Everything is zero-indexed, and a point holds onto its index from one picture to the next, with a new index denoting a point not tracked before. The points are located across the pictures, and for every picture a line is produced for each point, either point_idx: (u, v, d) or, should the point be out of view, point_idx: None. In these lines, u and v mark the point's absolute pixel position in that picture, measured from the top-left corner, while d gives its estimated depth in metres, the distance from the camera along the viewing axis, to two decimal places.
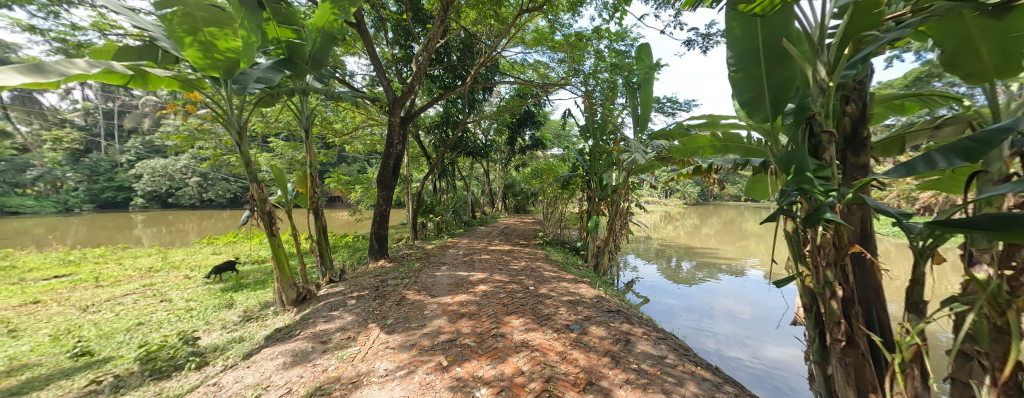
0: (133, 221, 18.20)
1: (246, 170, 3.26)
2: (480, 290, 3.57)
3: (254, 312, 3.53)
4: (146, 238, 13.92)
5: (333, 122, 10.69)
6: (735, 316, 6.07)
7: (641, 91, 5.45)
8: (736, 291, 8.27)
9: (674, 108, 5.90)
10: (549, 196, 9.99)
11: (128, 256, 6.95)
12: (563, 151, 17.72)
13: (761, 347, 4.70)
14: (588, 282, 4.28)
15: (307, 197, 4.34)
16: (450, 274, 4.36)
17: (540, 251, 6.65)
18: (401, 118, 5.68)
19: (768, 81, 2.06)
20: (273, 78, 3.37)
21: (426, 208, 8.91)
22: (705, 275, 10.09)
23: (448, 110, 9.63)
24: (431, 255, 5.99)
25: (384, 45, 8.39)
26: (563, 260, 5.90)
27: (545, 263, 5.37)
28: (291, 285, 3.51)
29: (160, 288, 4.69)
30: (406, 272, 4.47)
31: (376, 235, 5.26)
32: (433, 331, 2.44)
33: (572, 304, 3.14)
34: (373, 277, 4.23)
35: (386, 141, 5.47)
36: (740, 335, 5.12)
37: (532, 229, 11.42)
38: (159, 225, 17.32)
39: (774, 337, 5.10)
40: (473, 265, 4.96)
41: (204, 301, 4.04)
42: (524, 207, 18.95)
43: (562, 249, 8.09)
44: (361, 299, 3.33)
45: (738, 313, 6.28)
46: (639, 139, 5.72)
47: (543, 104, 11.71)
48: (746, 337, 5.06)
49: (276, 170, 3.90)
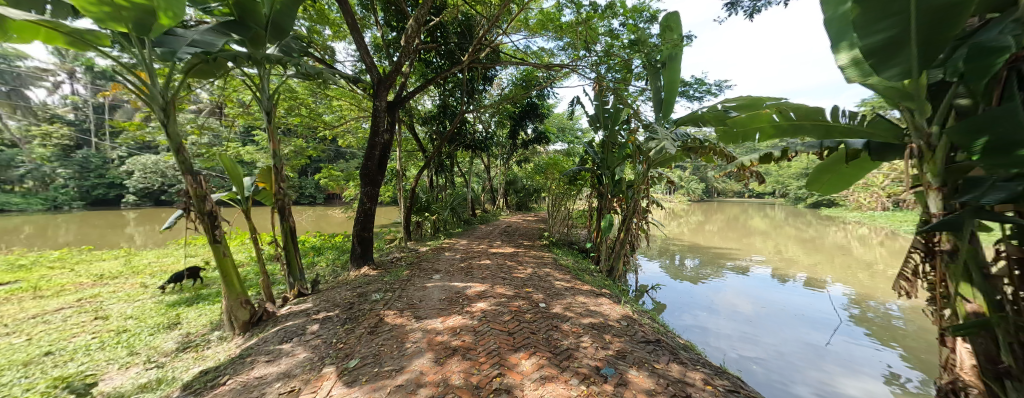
0: (123, 218, 17.56)
1: (176, 160, 2.52)
2: (479, 309, 2.86)
3: (197, 338, 2.83)
4: (132, 237, 13.26)
5: (321, 113, 9.96)
6: (753, 322, 5.55)
7: (665, 71, 4.71)
8: (743, 288, 7.77)
9: (701, 92, 5.11)
10: (555, 193, 9.27)
11: (90, 259, 6.25)
12: (566, 146, 17.00)
13: (791, 361, 4.25)
14: (608, 296, 3.56)
15: (272, 193, 3.61)
16: (443, 286, 3.64)
17: (548, 255, 5.93)
18: (386, 103, 4.92)
19: (919, 13, 1.34)
20: (214, 41, 2.65)
21: (421, 207, 8.17)
22: (710, 273, 9.45)
23: (445, 100, 8.91)
24: (425, 259, 5.28)
25: (374, 30, 7.68)
26: (574, 266, 5.18)
27: (554, 269, 4.68)
28: (242, 303, 2.80)
29: (103, 301, 3.98)
30: (392, 283, 3.75)
31: (358, 238, 4.52)
32: (409, 383, 1.73)
33: (598, 332, 2.42)
34: (350, 289, 3.54)
35: (371, 129, 4.73)
36: (764, 346, 4.63)
37: (536, 227, 10.74)
38: (150, 223, 16.66)
39: (801, 348, 4.64)
40: (472, 273, 4.24)
41: (145, 320, 3.33)
42: (526, 205, 18.23)
43: (570, 251, 7.38)
44: (326, 322, 2.60)
45: (756, 318, 5.78)
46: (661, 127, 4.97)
47: (546, 94, 10.99)
48: (773, 349, 4.57)
49: (225, 161, 3.10)
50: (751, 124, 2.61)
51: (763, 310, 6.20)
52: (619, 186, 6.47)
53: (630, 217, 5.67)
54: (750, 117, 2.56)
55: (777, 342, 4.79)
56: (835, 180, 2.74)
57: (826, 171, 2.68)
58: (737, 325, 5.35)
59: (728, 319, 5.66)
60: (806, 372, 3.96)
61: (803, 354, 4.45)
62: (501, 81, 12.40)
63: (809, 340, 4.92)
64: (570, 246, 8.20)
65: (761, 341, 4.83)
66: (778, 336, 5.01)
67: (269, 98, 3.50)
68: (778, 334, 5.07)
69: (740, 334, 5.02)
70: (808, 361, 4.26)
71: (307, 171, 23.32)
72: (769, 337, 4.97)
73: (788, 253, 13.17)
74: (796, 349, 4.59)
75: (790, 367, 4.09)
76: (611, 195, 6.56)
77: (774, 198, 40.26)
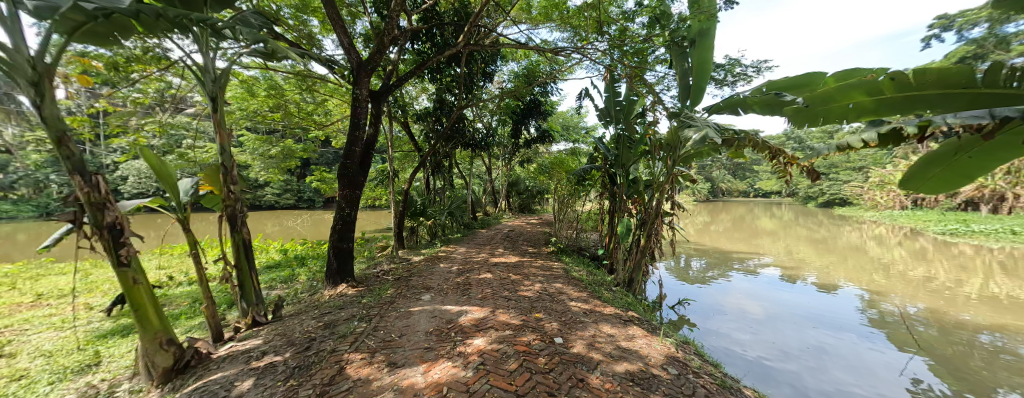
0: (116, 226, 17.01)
1: (59, 158, 1.84)
2: (476, 349, 2.16)
3: (103, 391, 2.14)
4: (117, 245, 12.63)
5: (313, 111, 9.38)
6: (762, 324, 5.39)
7: (695, 50, 4.00)
8: (769, 296, 7.12)
9: (734, 77, 4.41)
10: (560, 194, 8.60)
11: (45, 274, 5.60)
12: (570, 145, 16.33)
13: (802, 366, 4.06)
14: (638, 323, 2.85)
15: (219, 199, 2.93)
16: (432, 310, 2.96)
17: (557, 265, 5.22)
18: (370, 92, 4.28)
19: None
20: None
21: (416, 211, 7.51)
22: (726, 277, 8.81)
23: (443, 96, 8.27)
24: (415, 272, 4.59)
25: (365, 20, 7.10)
26: (588, 279, 4.47)
27: (566, 283, 4.01)
28: (162, 346, 2.11)
29: (25, 331, 3.30)
30: (369, 307, 3.05)
31: (335, 251, 3.82)
32: None
33: (641, 391, 1.73)
34: (315, 318, 2.82)
35: (351, 123, 4.04)
36: (773, 349, 4.46)
37: (541, 231, 10.07)
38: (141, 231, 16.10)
39: (811, 351, 4.46)
40: (468, 291, 3.54)
41: (56, 358, 2.65)
42: (529, 206, 17.60)
43: (580, 259, 6.66)
44: (265, 376, 1.90)
45: (763, 320, 5.61)
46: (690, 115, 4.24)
47: (550, 91, 10.39)
48: (783, 352, 4.39)
49: (152, 158, 2.43)
50: (839, 99, 2.00)
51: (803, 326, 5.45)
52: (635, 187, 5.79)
53: (653, 222, 4.91)
54: (839, 89, 1.96)
55: (832, 367, 4.04)
56: (953, 171, 2.01)
57: (943, 164, 1.95)
58: (745, 327, 5.18)
59: (736, 321, 5.51)
60: (839, 387, 3.55)
61: (813, 358, 4.26)
62: (502, 77, 11.79)
63: (881, 370, 4.04)
64: (578, 252, 7.49)
65: (824, 371, 3.95)
66: (789, 339, 4.81)
67: (218, 84, 2.83)
68: (785, 336, 4.90)
69: (749, 336, 4.85)
70: (820, 366, 4.05)
71: (303, 175, 22.79)
72: (779, 340, 4.77)
73: (805, 254, 12.48)
74: (805, 353, 4.40)
75: (806, 375, 3.84)
76: (627, 196, 5.90)
77: (781, 198, 39.51)
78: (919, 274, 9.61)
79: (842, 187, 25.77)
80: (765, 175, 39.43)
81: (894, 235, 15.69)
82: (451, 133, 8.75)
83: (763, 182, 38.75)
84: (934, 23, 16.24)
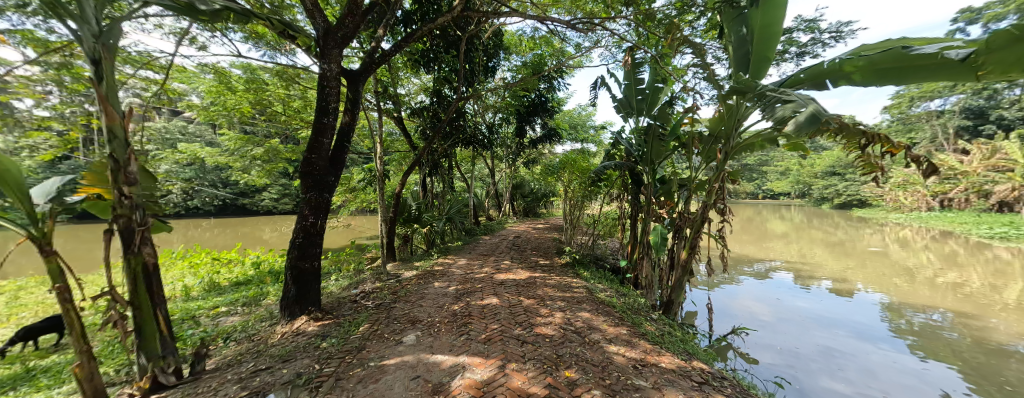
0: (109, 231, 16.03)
1: None
2: None
3: None
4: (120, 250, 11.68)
5: (301, 109, 8.61)
6: (799, 336, 4.78)
7: (759, 12, 3.05)
8: (817, 308, 6.12)
9: (803, 47, 3.49)
10: (572, 197, 7.72)
11: None
12: (578, 145, 15.50)
13: (867, 393, 3.36)
14: (718, 388, 1.92)
15: (101, 193, 2.10)
16: (412, 364, 2.06)
17: (578, 282, 4.29)
18: (343, 69, 3.40)
19: None
20: None
21: (409, 217, 6.61)
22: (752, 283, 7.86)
23: (439, 88, 7.45)
24: (402, 295, 3.67)
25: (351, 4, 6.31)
26: (620, 302, 3.57)
27: (593, 311, 3.11)
28: None
29: None
30: (323, 360, 2.14)
31: (293, 273, 2.92)
32: None
33: None
34: (232, 386, 1.86)
35: (316, 107, 3.14)
36: (819, 367, 3.85)
37: (550, 238, 9.17)
38: None
39: (862, 369, 3.86)
40: (467, 329, 2.60)
41: None
42: (534, 210, 16.79)
43: (600, 273, 5.74)
44: None
45: (799, 330, 4.99)
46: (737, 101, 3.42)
47: (557, 86, 9.67)
48: (829, 369, 3.80)
49: None
50: None
51: (877, 350, 4.46)
52: (667, 188, 4.90)
53: (696, 231, 3.91)
54: None
55: None
56: None
57: None
58: (781, 339, 4.59)
59: (767, 330, 4.94)
60: None
61: (869, 378, 3.63)
62: (504, 71, 10.97)
63: None
64: (596, 263, 6.57)
65: None
66: (838, 357, 4.16)
67: (107, 47, 2.00)
68: (828, 351, 4.29)
69: (791, 352, 4.19)
70: (879, 388, 3.44)
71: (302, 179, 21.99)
72: (824, 356, 4.13)
73: (834, 258, 11.53)
74: (857, 371, 3.79)
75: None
76: (655, 198, 5.06)
77: (791, 199, 38.52)
78: (959, 279, 8.69)
79: (860, 188, 24.70)
80: (775, 175, 38.31)
81: (922, 237, 14.73)
82: (449, 130, 7.95)
83: (773, 182, 37.64)
84: (958, 16, 15.31)
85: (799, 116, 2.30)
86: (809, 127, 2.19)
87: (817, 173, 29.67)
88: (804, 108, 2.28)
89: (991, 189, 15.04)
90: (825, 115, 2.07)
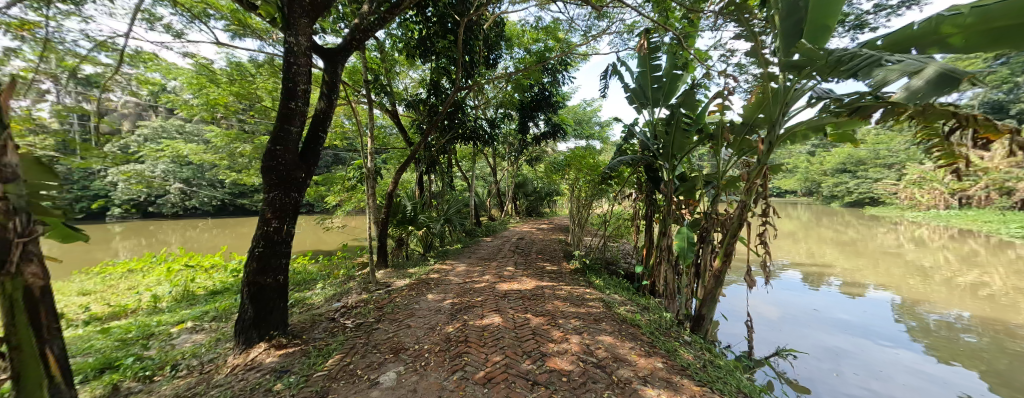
0: (110, 230, 15.59)
1: None
2: None
3: None
4: (123, 250, 11.43)
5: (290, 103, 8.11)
6: (841, 342, 4.19)
7: None
8: (855, 310, 5.51)
9: (864, 16, 3.00)
10: (578, 196, 7.18)
11: None
12: (582, 142, 14.90)
13: None
14: None
15: None
16: None
17: (594, 294, 3.74)
18: (316, 45, 2.88)
19: None
20: None
21: (404, 218, 6.10)
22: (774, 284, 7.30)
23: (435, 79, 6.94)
24: (388, 311, 3.15)
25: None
26: (644, 319, 3.05)
27: (616, 334, 2.58)
28: None
29: None
30: None
31: (250, 290, 2.40)
32: None
33: None
34: None
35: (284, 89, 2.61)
36: (876, 385, 3.28)
37: (555, 240, 8.63)
38: (141, 235, 14.73)
39: (927, 386, 3.28)
40: (462, 363, 2.07)
41: None
42: (537, 209, 16.22)
43: (613, 280, 5.20)
44: None
45: (840, 336, 4.42)
46: (784, 82, 2.91)
47: (561, 78, 9.16)
48: (889, 386, 3.22)
49: None
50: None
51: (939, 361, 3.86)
52: (690, 185, 4.35)
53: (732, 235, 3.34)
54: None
55: None
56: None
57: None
58: (825, 349, 4.01)
59: (803, 335, 4.37)
60: None
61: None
62: (505, 64, 10.43)
63: None
64: (608, 269, 6.01)
65: None
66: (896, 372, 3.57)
67: None
68: (883, 364, 3.71)
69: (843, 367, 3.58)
70: None
71: None
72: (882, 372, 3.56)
73: (853, 260, 10.90)
74: (924, 388, 3.20)
75: None
76: (676, 195, 4.53)
77: (798, 198, 37.69)
78: (981, 280, 8.10)
79: (873, 186, 23.94)
80: (783, 173, 37.45)
81: (939, 236, 14.08)
82: (448, 125, 7.45)
83: (781, 180, 36.79)
84: None
85: (910, 83, 1.78)
86: (935, 92, 1.69)
87: (828, 170, 28.86)
88: (919, 71, 1.77)
89: (1015, 187, 14.30)
90: (965, 74, 1.57)
